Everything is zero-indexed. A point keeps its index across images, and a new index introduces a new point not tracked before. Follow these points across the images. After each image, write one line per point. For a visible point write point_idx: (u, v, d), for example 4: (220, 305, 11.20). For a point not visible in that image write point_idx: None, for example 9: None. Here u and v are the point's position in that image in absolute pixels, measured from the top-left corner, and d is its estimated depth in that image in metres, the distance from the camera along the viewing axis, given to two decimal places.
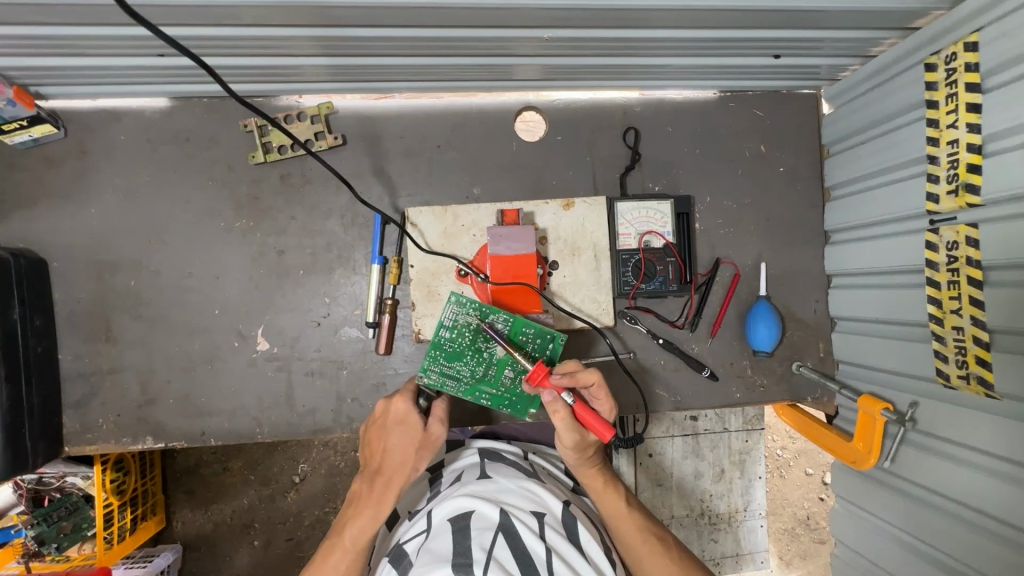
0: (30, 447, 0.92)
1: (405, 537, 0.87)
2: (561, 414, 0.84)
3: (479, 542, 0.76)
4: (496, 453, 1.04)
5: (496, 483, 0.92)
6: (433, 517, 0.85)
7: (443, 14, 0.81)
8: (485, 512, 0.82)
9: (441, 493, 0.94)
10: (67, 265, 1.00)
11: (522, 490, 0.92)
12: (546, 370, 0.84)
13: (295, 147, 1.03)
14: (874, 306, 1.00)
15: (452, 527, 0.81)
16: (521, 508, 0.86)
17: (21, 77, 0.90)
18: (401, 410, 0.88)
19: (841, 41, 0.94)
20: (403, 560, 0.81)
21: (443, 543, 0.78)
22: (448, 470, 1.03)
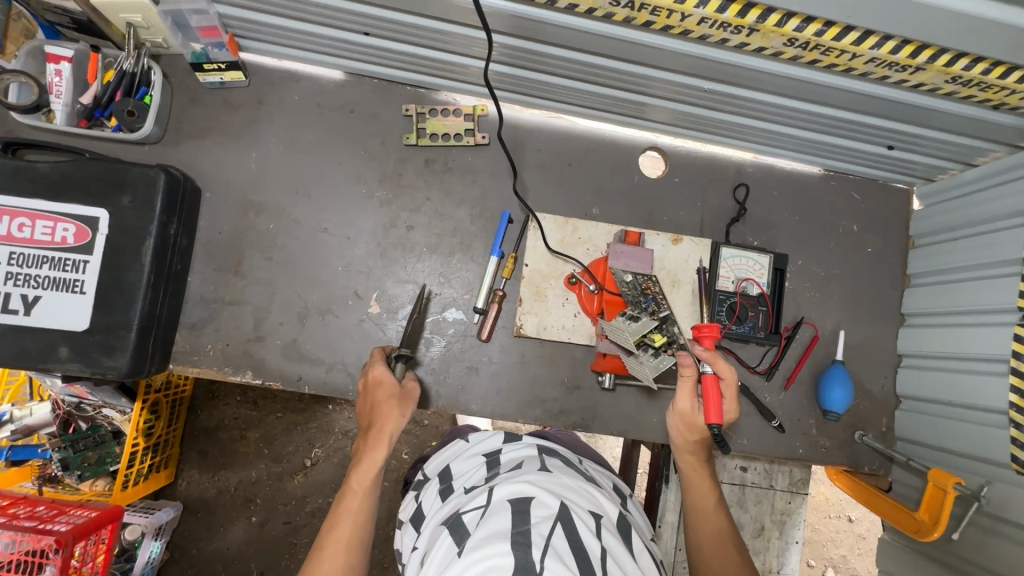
0: (150, 354, 0.96)
1: (462, 509, 0.80)
2: (689, 375, 0.93)
3: (540, 528, 0.69)
4: (551, 451, 1.01)
5: (557, 477, 0.87)
6: (493, 495, 0.79)
7: (627, 49, 0.92)
8: (548, 499, 0.76)
9: (498, 476, 0.88)
10: (217, 197, 1.08)
11: (582, 491, 0.86)
12: (714, 334, 0.91)
13: (446, 137, 1.13)
14: (948, 389, 1.07)
15: (512, 508, 0.75)
16: (580, 506, 0.79)
17: (237, 27, 1.01)
18: (376, 370, 0.95)
19: (955, 145, 1.06)
20: (460, 529, 0.75)
21: (504, 520, 0.72)
22: (506, 455, 0.97)
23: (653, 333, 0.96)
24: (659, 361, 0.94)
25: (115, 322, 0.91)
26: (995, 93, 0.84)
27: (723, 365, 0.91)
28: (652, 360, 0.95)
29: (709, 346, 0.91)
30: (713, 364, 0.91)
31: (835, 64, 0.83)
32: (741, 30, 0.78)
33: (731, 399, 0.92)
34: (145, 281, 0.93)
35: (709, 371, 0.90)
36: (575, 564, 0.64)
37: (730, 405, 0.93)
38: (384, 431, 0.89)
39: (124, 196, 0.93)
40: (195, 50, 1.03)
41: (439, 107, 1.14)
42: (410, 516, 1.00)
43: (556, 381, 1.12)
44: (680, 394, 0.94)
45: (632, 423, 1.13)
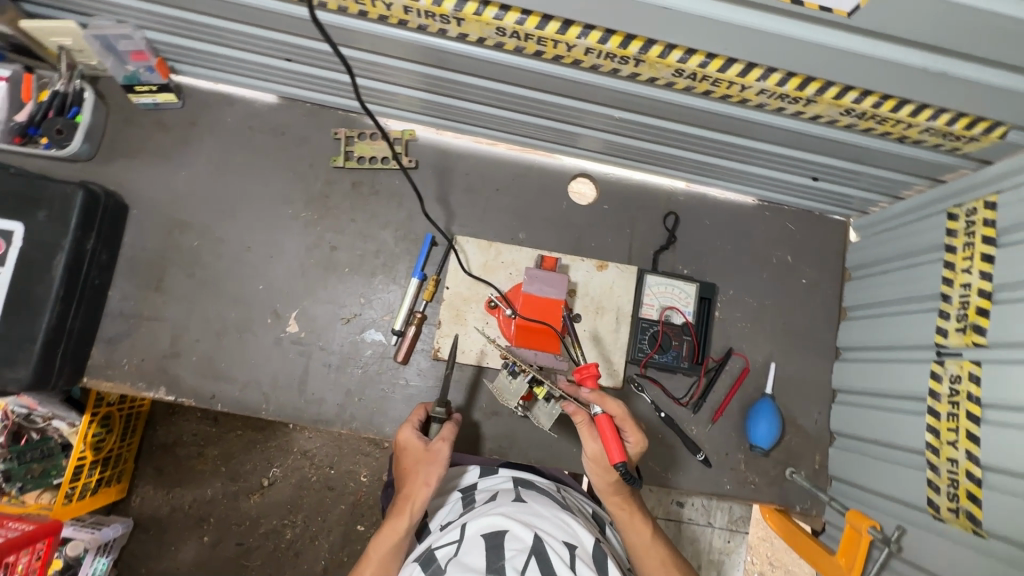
0: (56, 368, 0.97)
1: (434, 544, 0.85)
2: (581, 417, 0.93)
3: (515, 563, 0.76)
4: (528, 481, 1.04)
5: (530, 507, 0.92)
6: (465, 530, 0.84)
7: (534, 78, 0.93)
8: (521, 534, 0.81)
9: (475, 508, 0.93)
10: (143, 214, 1.10)
11: (557, 519, 0.90)
12: (594, 371, 0.89)
13: (372, 161, 1.15)
14: (876, 428, 1.03)
15: (485, 544, 0.80)
16: (554, 537, 0.84)
17: (166, 52, 1.05)
18: (403, 434, 0.96)
19: (877, 178, 1.05)
20: (432, 564, 0.80)
21: (476, 558, 0.77)
22: (482, 490, 1.02)
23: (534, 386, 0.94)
24: (550, 408, 0.97)
25: (21, 334, 0.92)
26: (894, 126, 0.84)
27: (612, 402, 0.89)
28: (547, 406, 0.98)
29: (593, 388, 0.89)
30: (601, 404, 0.90)
31: (729, 95, 0.84)
32: (628, 61, 0.79)
33: (632, 432, 0.91)
34: (53, 294, 0.94)
35: (599, 411, 0.88)
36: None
37: (633, 437, 0.92)
38: (410, 502, 0.93)
39: (40, 211, 0.95)
40: (128, 73, 1.06)
41: (368, 131, 1.16)
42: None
43: (473, 406, 1.11)
44: (583, 437, 0.93)
45: (550, 452, 1.11)
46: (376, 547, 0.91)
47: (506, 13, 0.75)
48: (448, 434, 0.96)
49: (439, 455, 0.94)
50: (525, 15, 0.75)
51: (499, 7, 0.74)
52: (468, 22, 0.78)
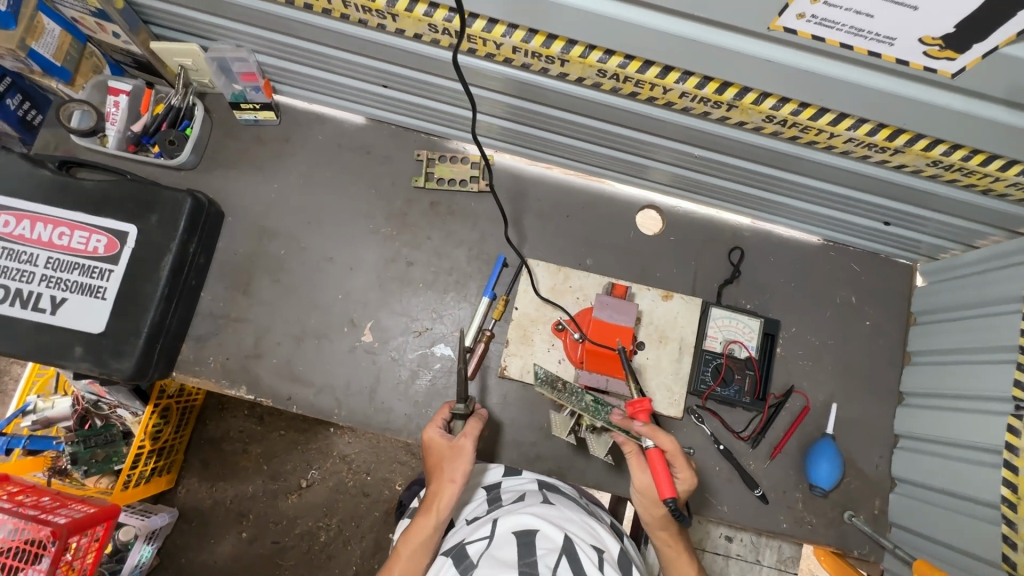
0: (154, 362, 1.04)
1: (467, 539, 0.91)
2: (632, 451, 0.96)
3: (546, 560, 0.79)
4: (553, 485, 1.06)
5: (559, 509, 0.95)
6: (498, 527, 0.88)
7: (620, 114, 0.96)
8: (551, 534, 0.84)
9: (503, 506, 0.97)
10: (237, 221, 1.18)
11: (583, 523, 0.94)
12: (645, 406, 0.94)
13: (451, 182, 1.21)
14: (945, 477, 1.02)
15: (517, 541, 0.84)
16: (583, 540, 0.87)
17: (273, 74, 1.13)
18: (430, 433, 1.01)
19: (951, 226, 1.06)
20: (465, 560, 0.86)
21: (509, 551, 0.81)
22: (506, 490, 1.04)
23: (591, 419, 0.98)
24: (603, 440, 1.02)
25: (128, 328, 1.00)
26: (980, 179, 0.85)
27: (663, 437, 0.93)
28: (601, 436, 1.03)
29: (645, 422, 0.94)
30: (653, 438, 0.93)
31: (816, 141, 0.86)
32: (721, 105, 0.83)
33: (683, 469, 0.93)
34: (159, 293, 1.02)
35: (651, 445, 0.92)
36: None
37: (683, 474, 0.95)
38: (437, 501, 0.97)
39: (152, 216, 1.03)
40: (235, 91, 1.14)
41: (448, 154, 1.22)
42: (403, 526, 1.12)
43: (536, 424, 1.13)
44: (634, 470, 0.97)
45: (608, 475, 1.12)
46: (408, 542, 0.96)
47: (609, 57, 0.80)
48: (470, 431, 1.00)
49: (463, 452, 0.98)
50: (628, 59, 0.80)
51: (604, 51, 0.79)
52: (571, 64, 0.83)
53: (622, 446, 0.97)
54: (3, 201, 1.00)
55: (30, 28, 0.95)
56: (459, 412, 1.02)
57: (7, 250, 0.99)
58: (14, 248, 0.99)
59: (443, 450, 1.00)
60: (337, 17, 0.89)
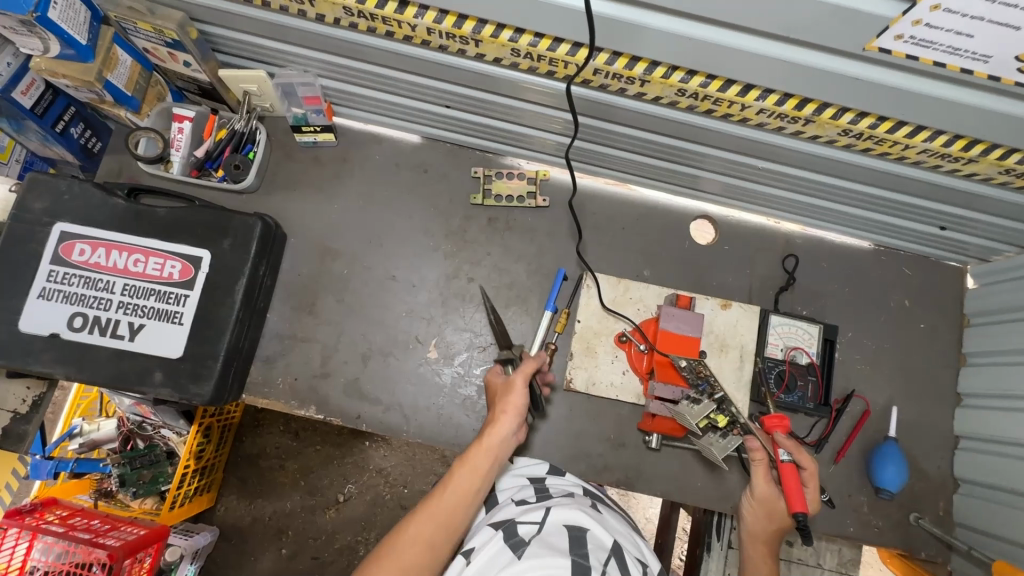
0: (230, 384, 1.05)
1: (518, 517, 0.87)
2: (760, 459, 0.96)
3: (597, 556, 0.78)
4: (599, 495, 1.03)
5: (606, 515, 0.91)
6: (549, 515, 0.86)
7: (687, 130, 0.97)
8: (603, 536, 0.82)
9: (551, 498, 0.94)
10: (300, 243, 1.19)
11: (628, 533, 0.91)
12: (784, 422, 0.94)
13: (508, 199, 1.23)
14: (1014, 477, 1.03)
15: (570, 533, 0.82)
16: (629, 550, 0.84)
17: (334, 97, 1.15)
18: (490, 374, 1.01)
19: (1009, 229, 1.06)
20: (514, 535, 0.83)
21: (561, 541, 0.79)
22: (554, 485, 1.01)
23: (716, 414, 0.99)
24: (727, 442, 0.99)
25: (206, 353, 1.01)
26: None
27: (802, 455, 0.94)
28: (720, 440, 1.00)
29: (783, 436, 0.94)
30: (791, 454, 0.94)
31: (888, 153, 0.88)
32: (797, 120, 0.85)
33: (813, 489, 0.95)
34: (234, 317, 1.03)
35: (787, 459, 0.92)
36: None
37: (810, 497, 0.96)
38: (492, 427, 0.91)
39: (225, 240, 1.04)
40: (297, 114, 1.16)
41: (505, 170, 1.24)
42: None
43: (602, 435, 1.15)
44: (757, 477, 0.96)
45: (676, 484, 1.13)
46: (456, 483, 0.85)
47: (691, 77, 0.82)
48: (525, 367, 0.98)
49: (517, 384, 0.96)
50: (709, 79, 0.82)
51: (687, 72, 0.81)
52: (652, 83, 0.84)
53: (750, 454, 0.98)
54: (79, 230, 1.01)
55: (106, 60, 0.97)
56: (511, 360, 1.04)
57: (84, 278, 1.00)
58: (91, 277, 1.01)
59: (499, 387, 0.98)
60: (414, 43, 0.90)
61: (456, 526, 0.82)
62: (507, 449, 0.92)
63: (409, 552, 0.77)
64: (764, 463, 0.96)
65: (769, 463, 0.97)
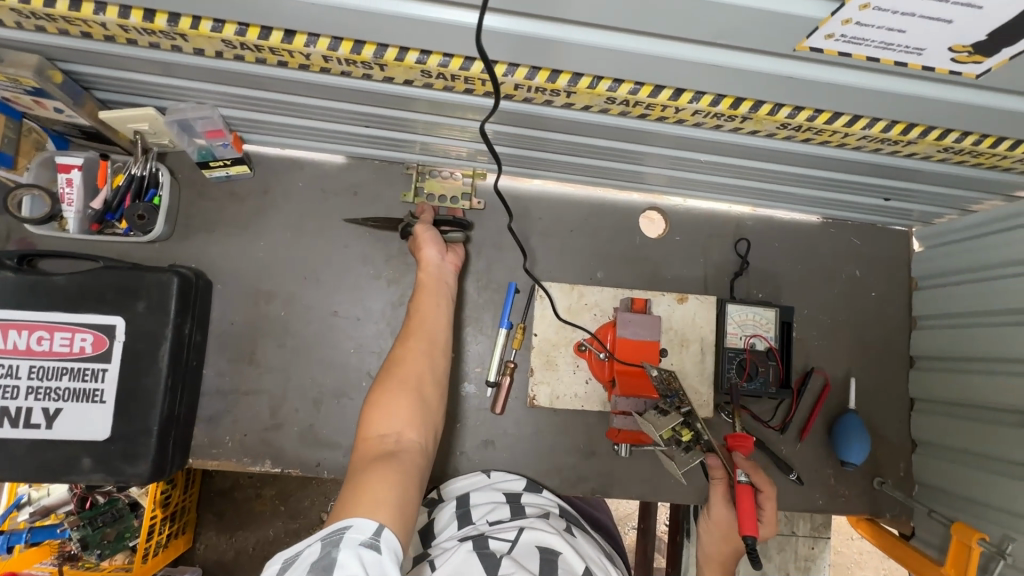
0: (171, 455, 0.98)
1: (491, 534, 0.86)
2: (719, 479, 0.95)
3: None
4: (577, 521, 1.02)
5: (580, 541, 0.91)
6: (523, 536, 0.85)
7: (622, 133, 0.92)
8: (574, 560, 0.81)
9: (525, 518, 0.93)
10: (229, 289, 1.10)
11: (601, 559, 0.89)
12: (747, 442, 0.92)
13: (442, 198, 1.16)
14: (968, 437, 1.07)
15: (540, 555, 0.80)
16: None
17: (240, 126, 1.04)
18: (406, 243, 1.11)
19: (951, 197, 1.05)
20: (485, 549, 0.81)
21: (532, 562, 0.78)
22: (529, 504, 1.01)
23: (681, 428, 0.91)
24: (690, 457, 0.89)
25: (137, 429, 0.93)
26: (988, 158, 0.86)
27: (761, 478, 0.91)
28: (682, 456, 0.90)
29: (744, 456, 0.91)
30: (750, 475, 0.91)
31: (829, 141, 0.85)
32: (734, 118, 0.81)
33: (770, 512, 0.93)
34: (163, 385, 0.94)
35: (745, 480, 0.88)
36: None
37: (767, 522, 0.95)
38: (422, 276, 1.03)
39: (139, 302, 0.95)
40: (200, 149, 1.04)
41: (440, 168, 1.15)
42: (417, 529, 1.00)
43: (573, 447, 1.13)
44: (715, 499, 0.95)
45: (650, 485, 1.13)
46: (422, 308, 0.99)
47: (618, 84, 0.76)
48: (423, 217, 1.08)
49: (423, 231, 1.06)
50: (638, 85, 0.76)
51: (614, 80, 0.75)
52: (578, 94, 0.78)
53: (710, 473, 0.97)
54: None
55: None
56: (409, 224, 1.09)
57: None
58: None
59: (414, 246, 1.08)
60: (313, 70, 0.80)
61: (438, 341, 0.96)
62: (447, 270, 1.05)
63: (405, 369, 0.89)
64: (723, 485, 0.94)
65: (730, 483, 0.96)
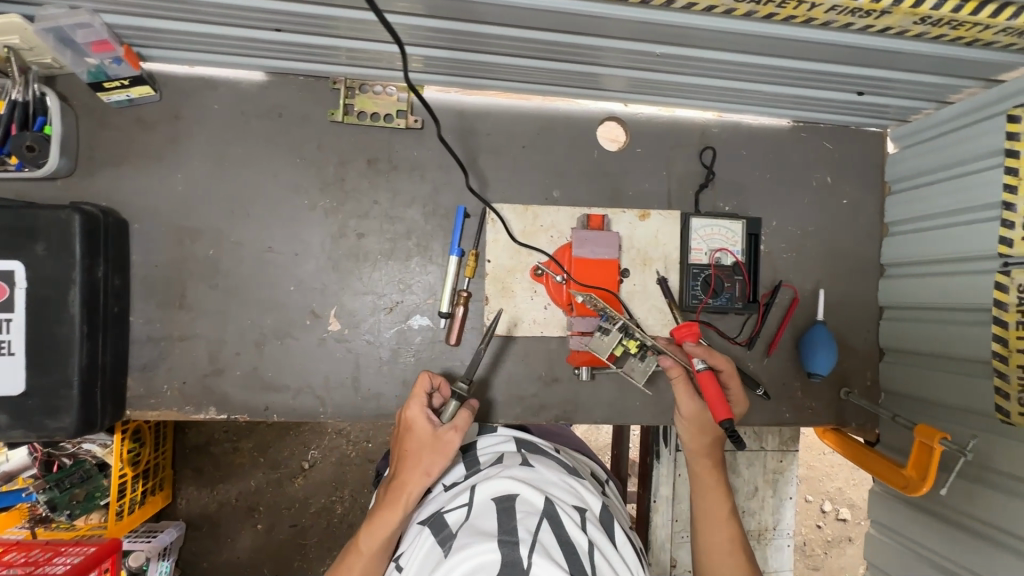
0: (100, 407, 0.91)
1: (445, 507, 0.80)
2: (679, 376, 0.94)
3: (526, 525, 0.69)
4: (533, 445, 0.99)
5: (540, 471, 0.86)
6: (476, 494, 0.78)
7: (564, 19, 0.81)
8: (533, 496, 0.75)
9: (480, 471, 0.88)
10: (148, 228, 1.00)
11: (564, 483, 0.85)
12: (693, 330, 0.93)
13: (375, 117, 1.05)
14: (934, 342, 1.05)
15: (497, 507, 0.74)
16: (564, 501, 0.79)
17: (132, 37, 0.90)
18: (414, 413, 0.91)
19: (929, 86, 0.97)
20: (442, 529, 0.75)
21: (489, 520, 0.71)
22: (483, 452, 0.96)
23: (625, 342, 0.97)
24: (647, 365, 0.99)
25: (54, 381, 0.85)
26: (968, 30, 0.77)
27: (716, 358, 0.96)
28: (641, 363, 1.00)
29: (695, 342, 0.93)
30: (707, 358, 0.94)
31: (793, 15, 0.76)
32: None
33: (735, 388, 0.97)
34: (78, 334, 0.86)
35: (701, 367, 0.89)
36: (562, 557, 0.65)
37: (736, 395, 0.98)
38: (407, 487, 0.86)
39: (37, 245, 0.85)
40: (91, 68, 0.91)
41: (371, 82, 1.04)
42: None
43: (534, 375, 1.09)
44: (680, 396, 0.94)
45: (615, 408, 1.11)
46: (374, 534, 0.85)
47: None
48: (460, 423, 0.91)
49: (448, 446, 0.89)
50: None
51: None
52: None
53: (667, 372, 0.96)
54: None
55: None
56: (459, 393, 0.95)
57: None
58: None
59: (423, 438, 0.90)
60: None
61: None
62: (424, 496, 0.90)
63: None
64: (682, 376, 0.94)
65: (688, 376, 0.96)
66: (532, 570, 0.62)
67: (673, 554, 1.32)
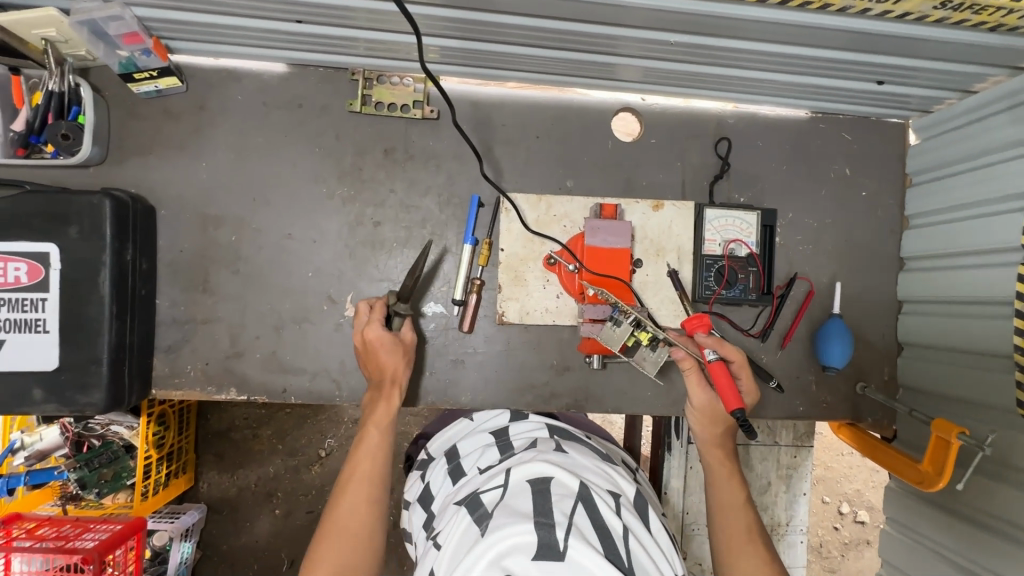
0: (128, 385, 0.95)
1: (480, 488, 0.80)
2: (691, 368, 0.95)
3: (562, 508, 0.70)
4: (566, 432, 0.99)
5: (573, 457, 0.86)
6: (511, 475, 0.79)
7: (578, 8, 0.82)
8: (568, 479, 0.75)
9: (514, 454, 0.88)
10: (173, 214, 1.04)
11: (598, 469, 0.86)
12: (703, 322, 0.92)
13: (392, 107, 1.07)
14: (953, 336, 1.03)
15: (532, 489, 0.74)
16: (598, 486, 0.80)
17: (160, 30, 0.94)
18: (380, 330, 0.97)
19: (952, 74, 0.95)
20: (477, 508, 0.76)
21: (523, 500, 0.72)
22: (517, 436, 0.96)
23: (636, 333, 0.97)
24: (659, 355, 0.98)
25: (85, 359, 0.89)
26: (990, 15, 0.76)
27: (728, 348, 0.96)
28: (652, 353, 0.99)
29: (706, 333, 0.92)
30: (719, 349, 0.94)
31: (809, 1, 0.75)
32: None
33: (745, 379, 0.97)
34: (107, 314, 0.90)
35: (714, 357, 0.88)
36: (598, 542, 0.66)
37: (747, 387, 0.98)
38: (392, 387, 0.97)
39: (70, 228, 0.89)
40: (122, 59, 0.95)
41: (388, 73, 1.06)
42: (418, 496, 1.00)
43: (545, 364, 1.10)
44: (692, 387, 0.95)
45: (626, 398, 1.11)
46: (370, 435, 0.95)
47: None
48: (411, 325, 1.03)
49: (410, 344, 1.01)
50: None
51: None
52: None
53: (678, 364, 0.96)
54: None
55: None
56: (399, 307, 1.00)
57: None
58: None
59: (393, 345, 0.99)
60: None
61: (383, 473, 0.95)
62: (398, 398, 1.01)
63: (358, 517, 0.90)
64: (694, 367, 0.95)
65: (699, 368, 0.96)
66: (568, 554, 0.63)
67: (683, 547, 1.32)
